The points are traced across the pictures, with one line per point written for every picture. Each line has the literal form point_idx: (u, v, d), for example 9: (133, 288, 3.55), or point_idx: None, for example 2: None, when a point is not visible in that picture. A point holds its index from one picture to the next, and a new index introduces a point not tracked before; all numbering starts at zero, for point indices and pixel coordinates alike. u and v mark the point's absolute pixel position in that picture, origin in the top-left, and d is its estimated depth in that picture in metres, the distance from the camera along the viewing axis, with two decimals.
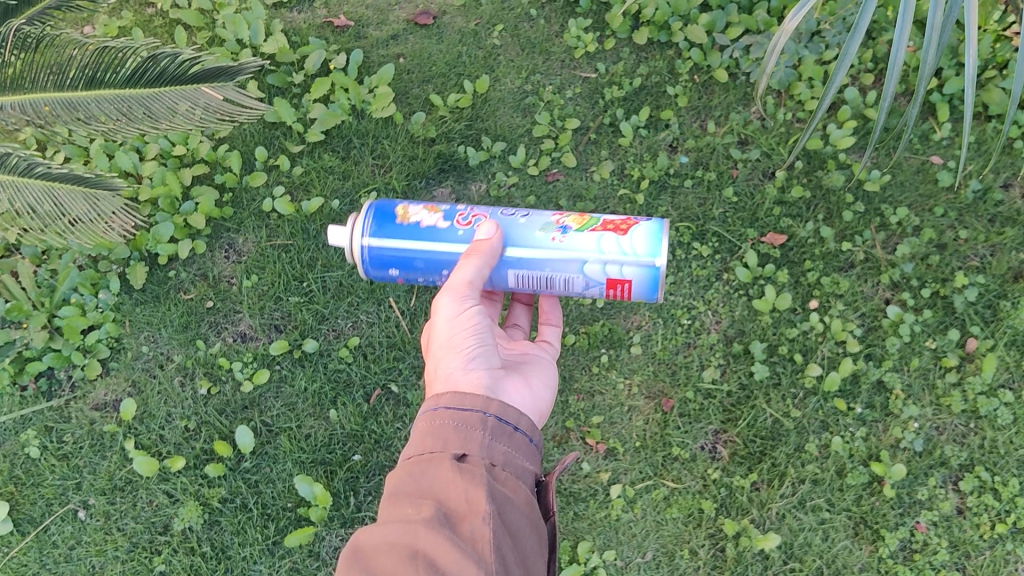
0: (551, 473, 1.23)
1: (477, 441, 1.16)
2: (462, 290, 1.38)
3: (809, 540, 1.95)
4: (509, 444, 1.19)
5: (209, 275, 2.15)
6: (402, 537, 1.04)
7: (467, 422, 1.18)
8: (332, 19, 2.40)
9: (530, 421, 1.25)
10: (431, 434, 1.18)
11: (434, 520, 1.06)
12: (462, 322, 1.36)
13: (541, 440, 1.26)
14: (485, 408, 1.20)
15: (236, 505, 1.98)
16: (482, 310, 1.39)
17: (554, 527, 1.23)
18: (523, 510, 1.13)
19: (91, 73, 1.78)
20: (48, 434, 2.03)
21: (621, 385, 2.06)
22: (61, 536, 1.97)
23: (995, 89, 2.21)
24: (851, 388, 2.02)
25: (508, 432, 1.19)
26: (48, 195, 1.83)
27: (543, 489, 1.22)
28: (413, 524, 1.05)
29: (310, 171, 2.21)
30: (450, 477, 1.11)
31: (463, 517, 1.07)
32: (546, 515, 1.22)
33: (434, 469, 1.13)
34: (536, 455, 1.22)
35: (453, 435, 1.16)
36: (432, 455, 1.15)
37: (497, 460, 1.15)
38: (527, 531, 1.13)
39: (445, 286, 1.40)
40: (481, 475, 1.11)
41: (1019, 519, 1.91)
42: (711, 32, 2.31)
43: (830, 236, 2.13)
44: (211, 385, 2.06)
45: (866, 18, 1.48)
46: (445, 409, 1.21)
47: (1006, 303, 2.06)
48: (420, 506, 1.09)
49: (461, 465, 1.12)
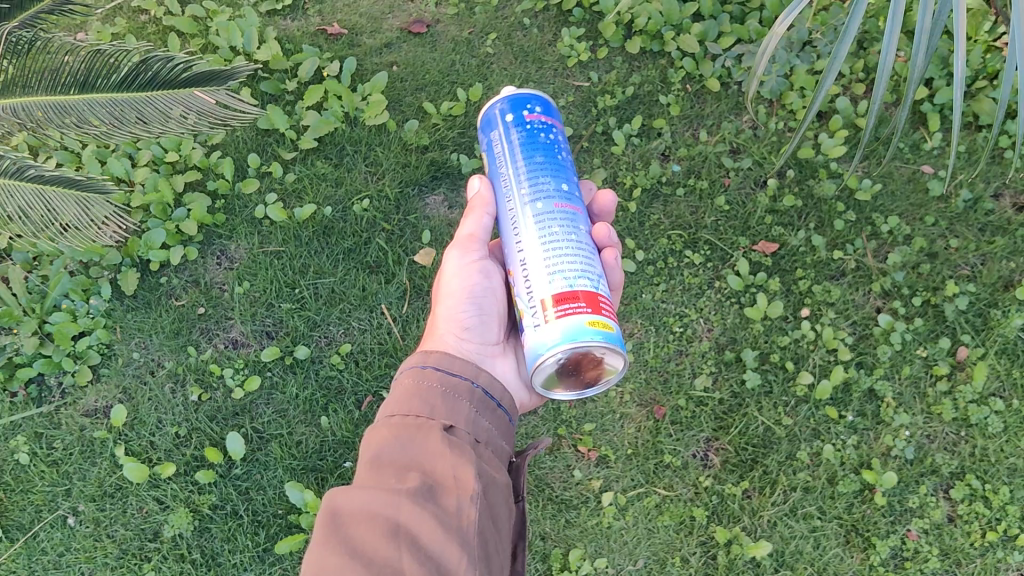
0: (523, 456, 1.28)
1: (463, 413, 1.19)
2: (466, 243, 1.44)
3: (800, 548, 1.93)
4: (491, 421, 1.23)
5: (201, 281, 2.15)
6: (385, 508, 1.03)
7: (456, 391, 1.21)
8: (326, 28, 2.41)
9: (509, 401, 1.31)
10: (418, 397, 1.19)
11: (420, 492, 1.06)
12: (463, 275, 1.43)
13: (518, 421, 1.32)
14: (473, 378, 1.25)
15: (227, 513, 1.96)
16: (485, 269, 1.45)
17: (521, 510, 1.26)
18: (504, 492, 1.16)
19: (83, 77, 1.79)
20: (38, 440, 2.02)
21: (613, 393, 2.06)
22: (50, 543, 1.95)
23: (985, 98, 2.23)
24: (842, 396, 2.03)
25: (491, 407, 1.25)
26: (40, 198, 1.84)
27: (515, 470, 1.28)
28: (398, 495, 1.05)
29: (303, 178, 2.22)
30: (439, 448, 1.12)
31: (449, 491, 1.08)
32: (516, 497, 1.26)
33: (422, 436, 1.13)
34: (512, 434, 1.28)
35: (442, 403, 1.19)
36: (421, 421, 1.15)
37: (480, 437, 1.19)
38: (505, 514, 1.15)
39: (456, 235, 1.47)
40: (469, 451, 1.14)
41: (1010, 527, 1.90)
42: (703, 42, 2.34)
43: (821, 245, 2.13)
44: (202, 392, 2.05)
45: (855, 22, 1.48)
46: (434, 370, 1.23)
47: (997, 312, 2.07)
48: (404, 476, 1.08)
49: (450, 437, 1.14)
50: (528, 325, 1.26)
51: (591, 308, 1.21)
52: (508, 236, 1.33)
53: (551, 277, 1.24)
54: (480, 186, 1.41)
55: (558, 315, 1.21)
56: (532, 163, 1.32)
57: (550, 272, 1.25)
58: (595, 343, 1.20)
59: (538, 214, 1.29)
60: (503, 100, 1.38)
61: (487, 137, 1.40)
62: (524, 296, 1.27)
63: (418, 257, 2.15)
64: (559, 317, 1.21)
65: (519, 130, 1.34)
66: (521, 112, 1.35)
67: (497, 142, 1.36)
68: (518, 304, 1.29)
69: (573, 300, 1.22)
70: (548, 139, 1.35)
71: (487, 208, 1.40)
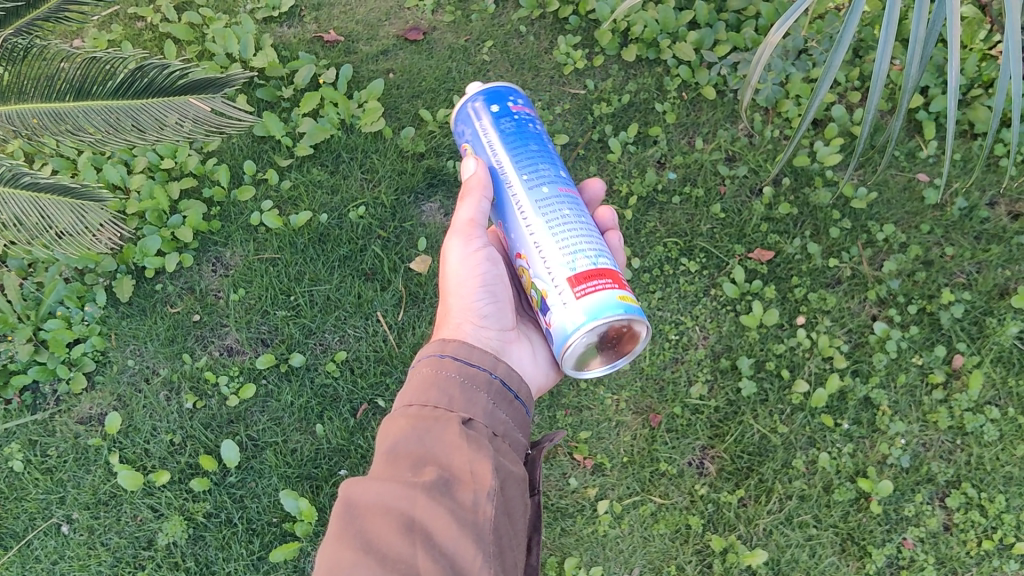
0: (541, 447, 1.27)
1: (481, 405, 1.18)
2: (467, 230, 1.39)
3: (796, 556, 1.93)
4: (509, 413, 1.22)
5: (196, 288, 2.14)
6: (400, 502, 1.03)
7: (473, 382, 1.20)
8: (322, 35, 2.41)
9: (526, 392, 1.29)
10: (436, 387, 1.18)
11: (436, 487, 1.05)
12: (469, 266, 1.40)
13: (533, 412, 1.31)
14: (491, 369, 1.23)
15: (221, 520, 1.96)
16: (490, 257, 1.41)
17: (539, 503, 1.25)
18: (521, 485, 1.15)
19: (79, 84, 1.78)
20: (32, 447, 2.01)
21: (608, 401, 2.06)
22: (44, 551, 1.94)
23: (980, 107, 2.24)
24: (838, 404, 2.03)
25: (509, 399, 1.23)
26: (34, 206, 1.83)
27: (531, 461, 1.26)
28: (413, 489, 1.05)
29: (299, 185, 2.22)
30: (456, 441, 1.11)
31: (465, 486, 1.07)
32: (533, 490, 1.25)
33: (439, 428, 1.13)
34: (529, 426, 1.26)
35: (459, 393, 1.17)
36: (439, 413, 1.14)
37: (498, 430, 1.18)
38: (522, 509, 1.14)
39: (455, 223, 1.41)
40: (486, 445, 1.13)
41: (1005, 535, 1.90)
42: (699, 50, 2.34)
43: (816, 253, 2.14)
44: (197, 399, 2.04)
45: (849, 33, 1.49)
46: (452, 360, 1.22)
47: (992, 320, 2.07)
48: (421, 470, 1.08)
49: (468, 430, 1.13)
50: (552, 306, 1.26)
51: (615, 283, 1.25)
52: (513, 222, 1.33)
53: (571, 258, 1.26)
54: (476, 169, 1.36)
55: (584, 293, 1.23)
56: (527, 150, 1.35)
57: (570, 252, 1.27)
58: (623, 316, 1.23)
59: (544, 197, 1.32)
60: (482, 92, 1.39)
61: (472, 128, 1.39)
62: (545, 278, 1.27)
63: (413, 264, 2.15)
64: (585, 294, 1.23)
65: (507, 120, 1.37)
66: (506, 103, 1.38)
67: (485, 132, 1.37)
68: (537, 286, 1.29)
69: (596, 278, 1.25)
70: (534, 129, 1.40)
71: (483, 192, 1.35)
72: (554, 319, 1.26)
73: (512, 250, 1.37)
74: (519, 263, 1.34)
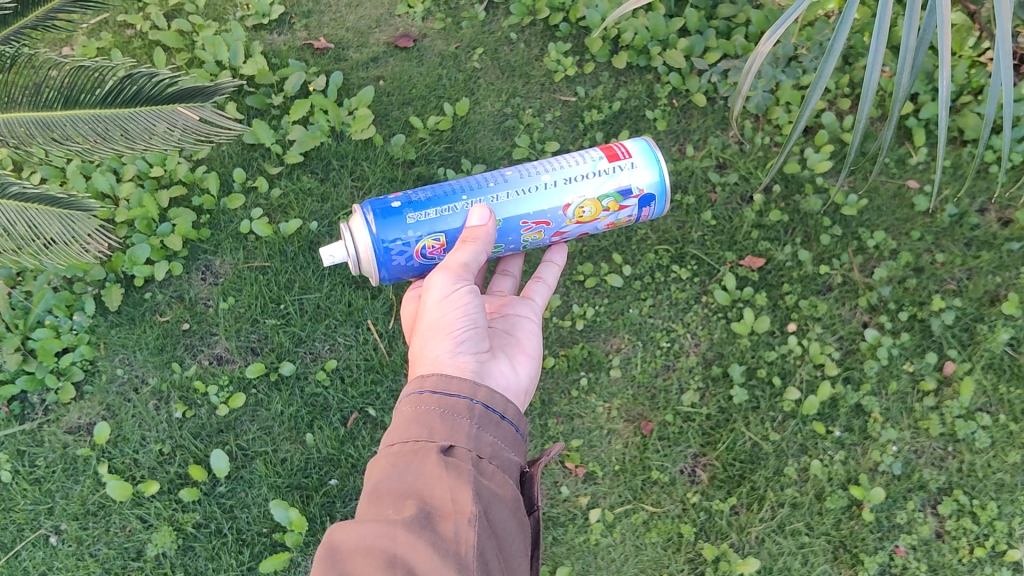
0: (536, 464, 1.24)
1: (464, 430, 1.16)
2: (456, 271, 1.39)
3: (788, 564, 1.93)
4: (496, 434, 1.20)
5: (185, 297, 2.13)
6: (381, 540, 1.04)
7: (454, 410, 1.18)
8: (312, 42, 2.41)
9: (517, 410, 1.26)
10: (417, 422, 1.17)
11: (416, 521, 1.05)
12: (450, 300, 1.37)
13: (526, 430, 1.27)
14: (473, 395, 1.21)
15: (211, 531, 1.95)
16: (473, 290, 1.39)
17: (538, 521, 1.24)
18: (510, 507, 1.14)
19: (66, 92, 1.77)
20: (20, 458, 2.00)
21: (600, 409, 2.05)
22: (32, 562, 1.93)
23: (969, 114, 2.24)
24: (829, 412, 2.02)
25: (495, 421, 1.20)
26: (21, 216, 1.81)
27: (527, 481, 1.24)
28: (394, 526, 1.05)
29: (289, 193, 2.21)
30: (436, 471, 1.10)
31: (446, 517, 1.06)
32: (530, 508, 1.23)
33: (420, 460, 1.13)
34: (521, 445, 1.23)
35: (440, 423, 1.17)
36: (419, 446, 1.14)
37: (484, 453, 1.16)
38: (513, 530, 1.13)
39: (440, 265, 1.41)
40: (468, 471, 1.11)
41: (998, 542, 1.90)
42: (689, 57, 2.34)
43: (807, 260, 2.13)
44: (186, 409, 2.03)
45: (840, 41, 1.49)
46: (432, 394, 1.21)
47: (983, 326, 2.07)
48: (401, 506, 1.08)
49: (447, 459, 1.12)
50: (629, 180, 1.53)
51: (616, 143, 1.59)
52: (543, 201, 1.51)
53: (590, 158, 1.53)
54: (483, 218, 1.46)
55: (628, 153, 1.54)
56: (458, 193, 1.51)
57: (586, 158, 1.54)
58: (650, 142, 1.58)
59: (518, 177, 1.52)
60: (374, 224, 1.44)
61: (415, 236, 1.46)
62: (603, 180, 1.52)
63: None
64: (630, 152, 1.54)
65: (418, 197, 1.49)
66: (402, 196, 1.49)
67: (426, 214, 1.46)
68: (605, 193, 1.53)
69: (612, 147, 1.56)
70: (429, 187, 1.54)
71: (495, 235, 1.46)
72: (637, 183, 1.54)
73: (556, 219, 1.54)
74: (571, 211, 1.54)
